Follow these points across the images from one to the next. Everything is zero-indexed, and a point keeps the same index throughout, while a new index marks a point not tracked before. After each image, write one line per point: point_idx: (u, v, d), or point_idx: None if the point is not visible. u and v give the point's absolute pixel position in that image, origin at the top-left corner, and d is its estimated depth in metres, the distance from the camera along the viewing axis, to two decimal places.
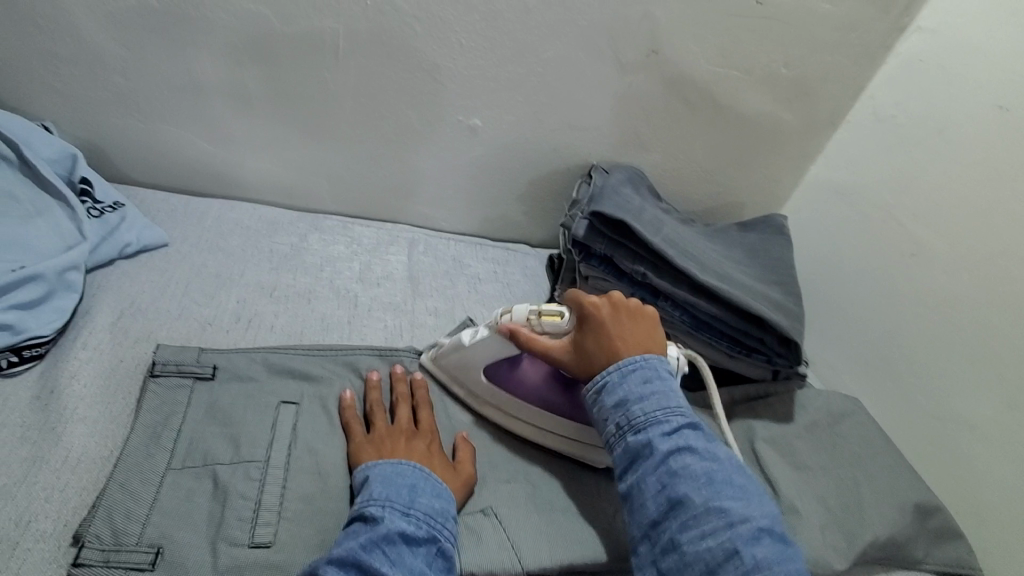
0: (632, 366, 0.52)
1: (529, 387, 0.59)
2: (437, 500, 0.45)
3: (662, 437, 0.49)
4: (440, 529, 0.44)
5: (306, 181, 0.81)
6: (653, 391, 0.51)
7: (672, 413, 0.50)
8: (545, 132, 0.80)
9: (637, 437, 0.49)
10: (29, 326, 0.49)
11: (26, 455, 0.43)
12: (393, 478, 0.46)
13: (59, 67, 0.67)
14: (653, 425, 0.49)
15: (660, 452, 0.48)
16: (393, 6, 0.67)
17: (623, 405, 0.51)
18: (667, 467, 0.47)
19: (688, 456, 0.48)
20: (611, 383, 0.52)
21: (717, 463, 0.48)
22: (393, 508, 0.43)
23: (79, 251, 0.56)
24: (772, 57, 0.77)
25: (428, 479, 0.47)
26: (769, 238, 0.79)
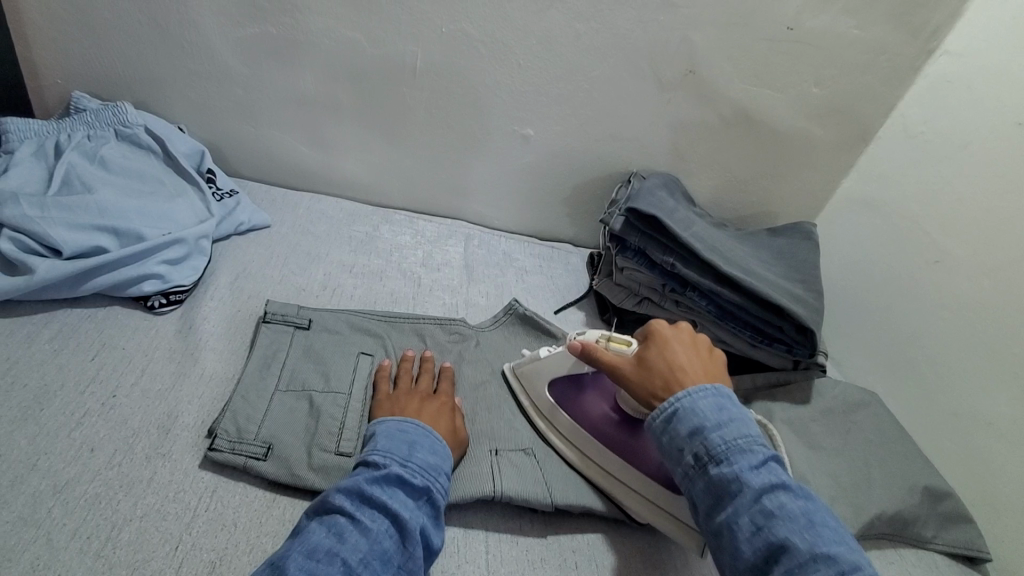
0: (704, 393, 0.51)
1: (590, 419, 0.62)
2: (432, 456, 0.50)
3: (750, 471, 0.46)
4: (434, 481, 0.48)
5: (381, 181, 0.95)
6: (732, 419, 0.49)
7: (754, 443, 0.48)
8: (590, 142, 0.90)
9: (721, 469, 0.47)
10: (174, 278, 0.63)
11: (174, 370, 0.55)
12: (397, 434, 0.51)
13: (195, 81, 0.83)
14: (739, 456, 0.47)
15: (752, 488, 0.45)
16: (464, 33, 0.79)
17: (701, 433, 0.49)
18: (762, 506, 0.44)
19: (781, 493, 0.45)
20: (685, 412, 0.50)
21: (811, 501, 0.45)
22: (394, 458, 0.48)
23: (209, 224, 0.70)
24: (802, 77, 0.84)
25: (428, 437, 0.51)
26: (796, 242, 0.85)
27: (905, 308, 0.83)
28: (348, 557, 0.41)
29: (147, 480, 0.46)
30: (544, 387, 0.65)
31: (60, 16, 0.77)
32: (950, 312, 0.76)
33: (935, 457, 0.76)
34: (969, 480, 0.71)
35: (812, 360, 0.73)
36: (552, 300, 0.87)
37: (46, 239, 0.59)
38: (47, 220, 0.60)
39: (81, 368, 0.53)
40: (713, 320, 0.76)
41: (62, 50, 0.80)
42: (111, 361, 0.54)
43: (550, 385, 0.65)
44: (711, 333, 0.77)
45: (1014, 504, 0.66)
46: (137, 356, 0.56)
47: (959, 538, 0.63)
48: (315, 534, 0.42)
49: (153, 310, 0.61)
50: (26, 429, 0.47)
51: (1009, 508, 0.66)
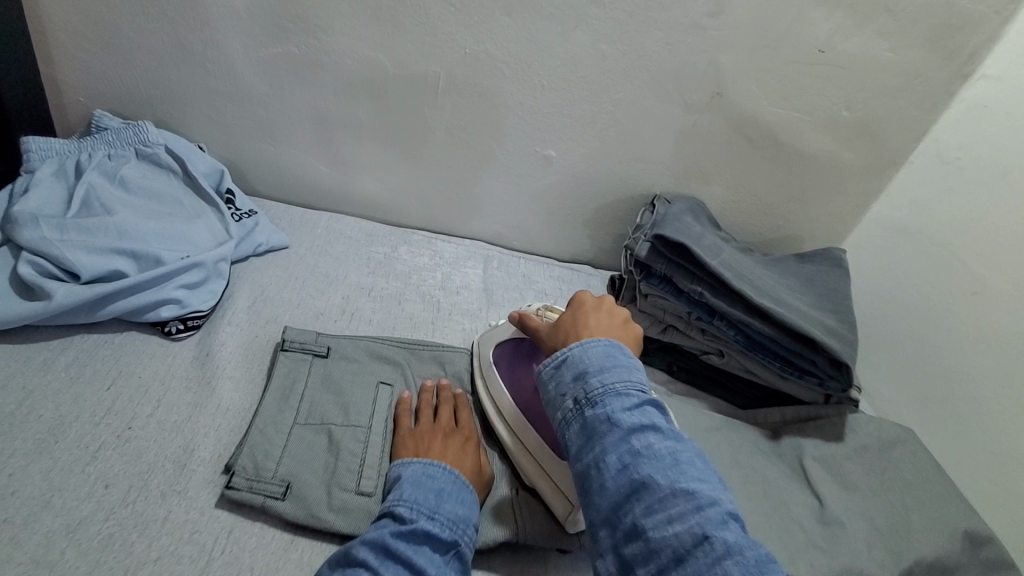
0: (593, 343, 0.52)
1: (519, 387, 0.62)
2: (460, 508, 0.48)
3: (624, 412, 0.46)
4: (462, 534, 0.46)
5: (401, 201, 0.94)
6: (615, 364, 0.50)
7: (631, 387, 0.48)
8: (613, 163, 0.89)
9: (595, 411, 0.47)
10: (192, 302, 0.62)
11: (190, 401, 0.54)
12: (424, 482, 0.48)
13: (217, 100, 0.83)
14: (614, 398, 0.47)
15: (622, 427, 0.45)
16: (487, 54, 0.79)
17: (583, 377, 0.50)
18: (631, 445, 0.44)
19: (651, 434, 0.45)
20: (572, 358, 0.51)
21: (678, 444, 0.45)
22: (421, 510, 0.46)
23: (227, 246, 0.69)
24: (833, 100, 0.82)
25: (456, 486, 0.49)
26: (826, 269, 0.82)
27: (942, 340, 0.79)
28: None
29: (161, 520, 0.45)
30: (489, 347, 0.66)
31: (85, 37, 0.78)
32: (991, 346, 0.73)
33: (974, 496, 0.73)
34: (1013, 524, 0.68)
35: (844, 394, 0.70)
36: None
37: (64, 262, 0.58)
38: (66, 243, 0.59)
39: (97, 398, 0.52)
40: (742, 351, 0.74)
41: (87, 70, 0.81)
42: (127, 390, 0.53)
43: (496, 346, 0.66)
44: (738, 363, 0.76)
45: None
46: (154, 385, 0.54)
47: None
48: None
49: (171, 336, 0.60)
50: (40, 464, 0.46)
51: None
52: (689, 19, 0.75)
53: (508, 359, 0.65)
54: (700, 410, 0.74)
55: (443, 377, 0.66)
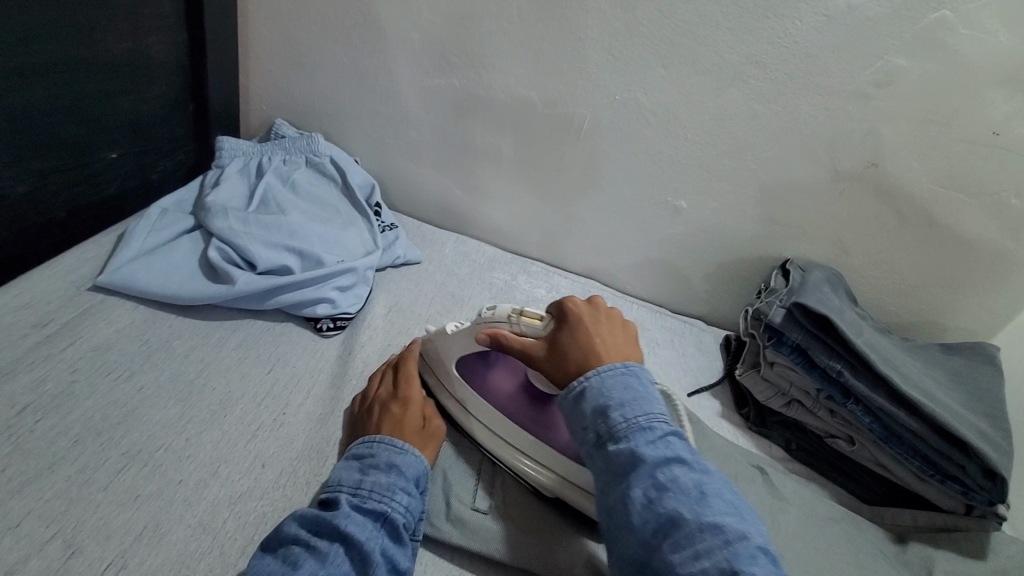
0: (610, 373, 0.50)
1: (497, 395, 0.61)
2: (386, 476, 0.46)
3: (648, 447, 0.45)
4: (389, 499, 0.45)
5: (524, 232, 0.97)
6: (637, 397, 0.48)
7: (655, 420, 0.47)
8: (745, 222, 0.87)
9: (619, 447, 0.46)
10: (342, 303, 0.67)
11: (332, 397, 0.58)
12: (352, 464, 0.48)
13: (377, 121, 0.91)
14: (637, 433, 0.46)
15: (646, 462, 0.44)
16: (635, 103, 0.81)
17: (603, 411, 0.48)
18: (655, 479, 0.43)
19: (676, 467, 0.43)
20: (589, 390, 0.49)
21: (707, 476, 0.44)
22: (345, 486, 0.45)
23: (374, 256, 0.74)
24: (1003, 185, 0.75)
25: (386, 454, 0.48)
26: (978, 366, 0.75)
27: None
28: None
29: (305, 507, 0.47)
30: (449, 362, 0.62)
31: (279, 55, 0.88)
32: None
33: None
34: None
35: (989, 509, 0.63)
36: (684, 380, 0.82)
37: (244, 252, 0.65)
38: (247, 235, 0.66)
39: (259, 382, 0.57)
40: (875, 441, 0.69)
41: (276, 85, 0.91)
42: (284, 378, 0.58)
43: (458, 358, 0.62)
44: (869, 454, 0.70)
45: None
46: (304, 376, 0.59)
47: None
48: (269, 565, 0.39)
49: (321, 332, 0.65)
50: (212, 433, 0.51)
51: None
52: (853, 87, 0.74)
53: (473, 366, 0.62)
54: (821, 497, 0.68)
55: None
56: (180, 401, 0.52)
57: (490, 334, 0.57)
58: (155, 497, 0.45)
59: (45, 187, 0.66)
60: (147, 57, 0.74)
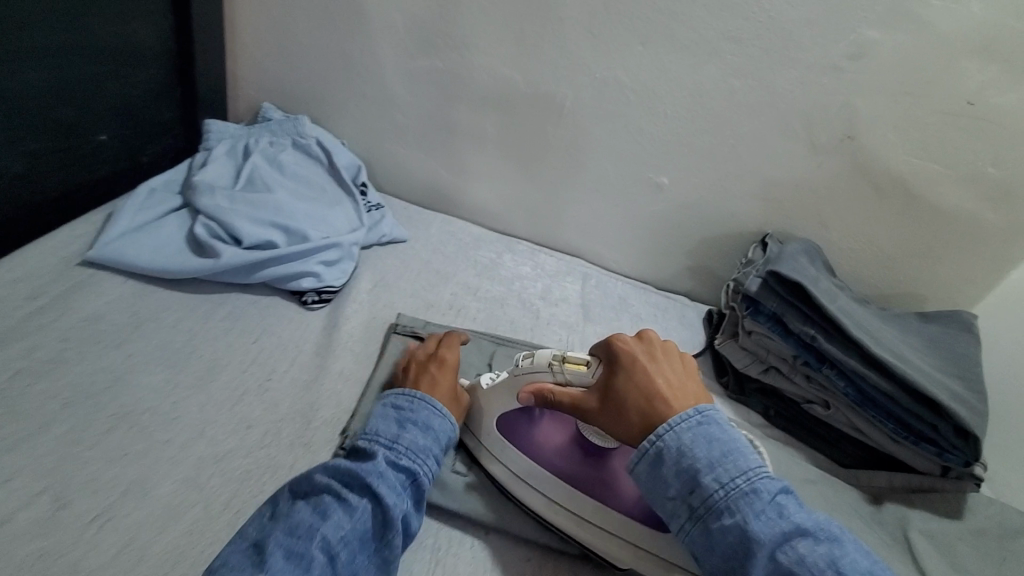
0: (688, 427, 0.47)
1: (546, 451, 0.58)
2: (422, 438, 0.49)
3: (759, 520, 0.43)
4: (421, 463, 0.48)
5: (509, 212, 0.98)
6: (727, 453, 0.46)
7: (755, 480, 0.44)
8: (725, 197, 0.88)
9: (724, 524, 0.44)
10: (327, 277, 0.68)
11: (316, 365, 0.60)
12: (389, 414, 0.51)
13: (363, 104, 0.92)
14: (742, 502, 0.44)
15: (761, 540, 0.42)
16: (616, 81, 0.82)
17: (696, 481, 0.45)
18: (779, 562, 0.41)
19: (797, 541, 0.42)
20: (673, 455, 0.47)
21: (829, 540, 0.42)
22: (381, 440, 0.48)
23: (360, 233, 0.75)
24: (978, 155, 0.77)
25: (424, 414, 0.51)
26: (953, 333, 0.76)
27: None
28: (333, 534, 0.40)
29: (289, 467, 0.49)
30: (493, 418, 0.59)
31: (265, 40, 0.89)
32: None
33: None
34: None
35: (965, 469, 0.65)
36: None
37: (230, 228, 0.66)
38: (233, 212, 0.68)
39: (245, 351, 0.59)
40: (851, 405, 0.70)
41: (262, 70, 0.92)
42: (269, 348, 0.60)
43: (501, 417, 0.59)
44: (845, 418, 0.71)
45: None
46: (289, 346, 0.61)
47: None
48: (300, 510, 0.42)
49: (307, 305, 0.66)
50: (198, 398, 0.53)
51: None
52: (828, 61, 0.75)
53: (517, 422, 0.59)
54: (797, 460, 0.70)
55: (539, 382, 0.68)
56: (168, 369, 0.54)
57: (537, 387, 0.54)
58: (144, 456, 0.47)
59: (35, 169, 0.68)
60: (135, 42, 0.76)
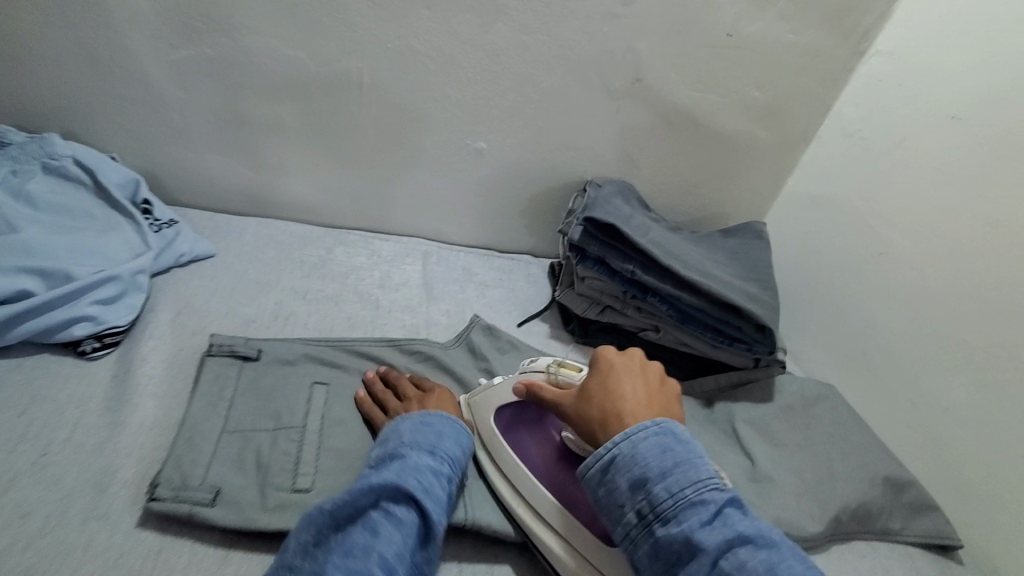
0: (644, 436, 0.46)
1: (532, 455, 0.59)
2: (454, 452, 0.51)
3: (702, 527, 0.41)
4: (452, 474, 0.49)
5: (334, 203, 0.92)
6: (677, 462, 0.44)
7: (705, 491, 0.43)
8: (543, 152, 0.90)
9: (669, 530, 0.42)
10: (108, 318, 0.59)
11: (107, 420, 0.52)
12: (423, 427, 0.52)
13: (129, 108, 0.79)
14: (688, 512, 0.42)
15: (707, 550, 0.40)
16: (410, 49, 0.78)
17: (642, 486, 0.44)
18: (720, 568, 0.39)
19: (740, 549, 0.40)
20: (622, 460, 0.46)
21: (773, 550, 0.40)
22: (420, 448, 0.49)
23: (146, 258, 0.66)
24: (744, 81, 0.86)
25: (447, 430, 0.53)
26: (751, 242, 0.86)
27: (854, 299, 0.83)
28: (387, 551, 0.40)
29: (83, 547, 0.43)
30: (490, 413, 0.62)
31: None
32: (895, 301, 0.77)
33: (893, 445, 0.77)
34: (930, 468, 0.72)
35: (770, 356, 0.74)
36: (514, 313, 0.85)
37: None
38: None
39: (6, 428, 0.49)
40: (675, 324, 0.77)
41: None
42: (40, 416, 0.51)
43: (497, 411, 0.62)
44: (674, 336, 0.78)
45: (976, 484, 0.67)
46: (68, 409, 0.52)
47: (933, 528, 0.64)
48: (349, 534, 0.40)
49: (86, 355, 0.57)
50: None
51: (971, 489, 0.67)
52: (605, 9, 0.78)
53: (513, 425, 0.62)
54: None
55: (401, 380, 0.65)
56: None
57: (523, 386, 0.59)
58: None
59: None
60: None
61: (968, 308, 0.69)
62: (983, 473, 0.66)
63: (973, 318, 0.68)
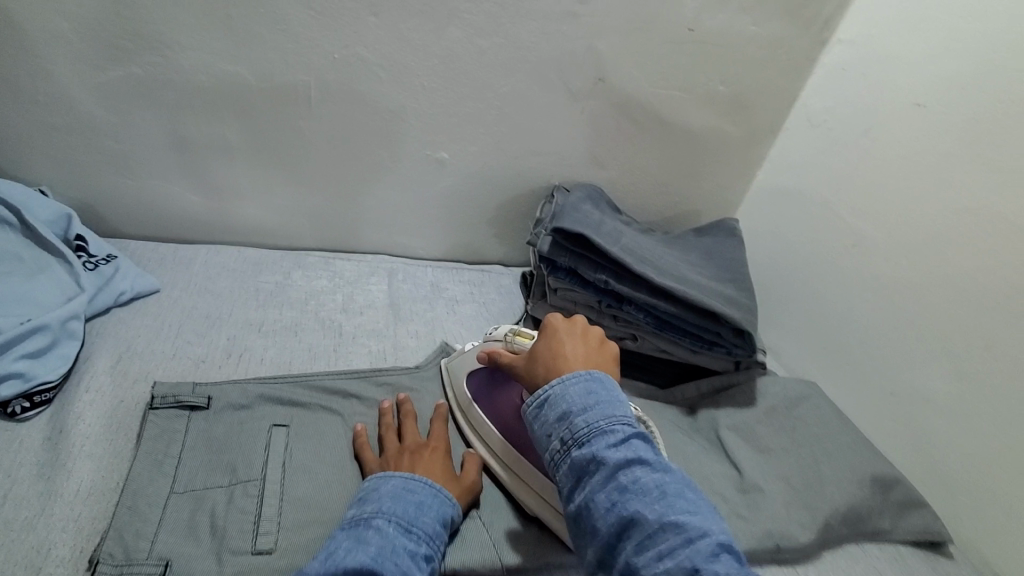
0: (575, 379, 0.48)
1: (501, 413, 0.60)
2: (438, 523, 0.47)
3: (610, 450, 0.43)
4: (435, 549, 0.45)
5: (290, 224, 0.87)
6: (599, 401, 0.46)
7: (618, 423, 0.45)
8: (507, 159, 0.87)
9: (582, 452, 0.44)
10: (38, 373, 0.54)
11: (40, 490, 0.47)
12: (404, 494, 0.48)
13: (56, 136, 0.73)
14: (598, 437, 0.44)
15: (609, 467, 0.43)
16: (359, 58, 0.74)
17: (565, 416, 0.46)
18: (618, 482, 0.42)
19: (639, 468, 0.42)
20: (554, 396, 0.47)
21: (669, 474, 0.43)
22: (398, 523, 0.45)
23: (79, 301, 0.61)
24: (707, 76, 0.84)
25: (432, 497, 0.48)
26: (724, 240, 0.84)
27: (830, 291, 0.82)
28: None
29: None
30: (464, 379, 0.64)
31: None
32: (871, 293, 0.76)
33: (877, 438, 0.76)
34: (915, 460, 0.71)
35: (751, 359, 0.73)
36: (487, 329, 0.82)
37: None
38: None
39: None
40: (653, 332, 0.75)
41: None
42: None
43: (470, 375, 0.64)
44: (652, 344, 0.76)
45: (961, 476, 0.66)
46: None
47: (923, 526, 0.63)
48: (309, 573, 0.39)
49: (16, 418, 0.52)
50: None
51: (957, 481, 0.66)
52: (562, 8, 0.74)
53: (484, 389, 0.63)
54: None
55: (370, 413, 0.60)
56: None
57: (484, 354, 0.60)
58: None
59: None
60: None
61: (944, 298, 0.68)
62: (969, 464, 0.65)
63: (950, 307, 0.67)
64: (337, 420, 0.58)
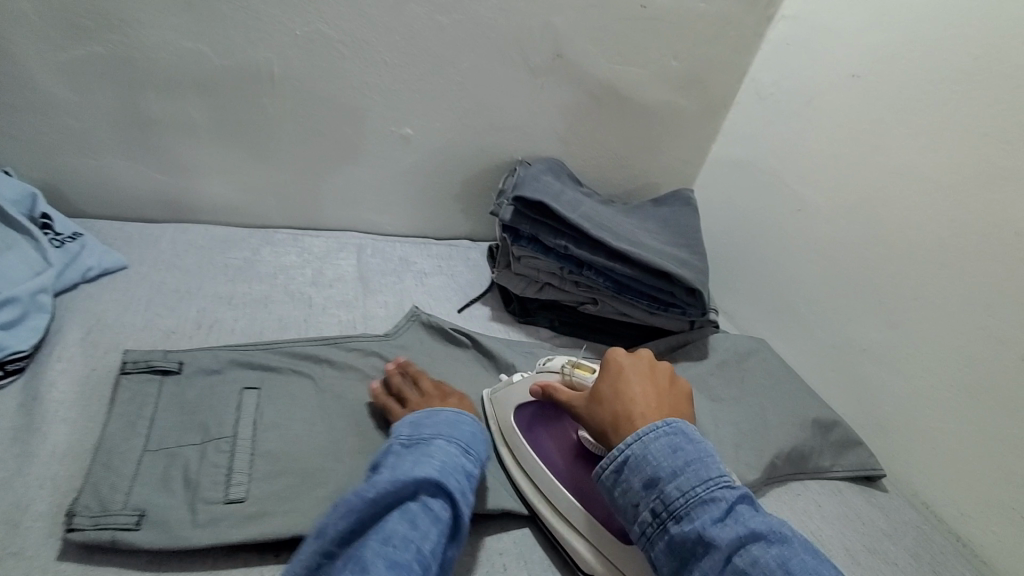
0: (655, 435, 0.46)
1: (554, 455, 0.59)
2: (480, 458, 0.51)
3: (715, 524, 0.41)
4: (476, 480, 0.50)
5: (257, 203, 0.88)
6: (689, 460, 0.44)
7: (715, 487, 0.42)
8: (471, 135, 0.89)
9: (682, 527, 0.42)
10: (9, 343, 0.55)
11: (15, 453, 0.48)
12: (454, 430, 0.52)
13: (14, 116, 0.72)
14: (699, 507, 0.42)
15: (720, 547, 0.40)
16: (321, 35, 0.75)
17: (656, 484, 0.44)
18: (734, 566, 0.39)
19: (753, 544, 0.39)
20: (636, 459, 0.45)
21: (785, 543, 0.40)
22: (453, 451, 0.49)
23: (47, 276, 0.62)
24: (661, 52, 0.87)
25: (474, 435, 0.53)
26: (680, 209, 0.88)
27: (778, 255, 0.87)
28: (422, 548, 0.40)
29: None
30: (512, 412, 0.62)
31: None
32: (815, 254, 0.81)
33: (821, 389, 0.81)
34: (855, 406, 0.76)
35: (704, 317, 0.77)
36: (455, 299, 0.84)
37: None
38: None
39: None
40: (613, 296, 0.78)
41: None
42: None
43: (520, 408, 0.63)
44: (612, 307, 0.80)
45: (894, 418, 0.72)
46: None
47: (858, 462, 0.69)
48: (391, 520, 0.41)
49: None
50: None
51: (891, 422, 0.72)
52: None
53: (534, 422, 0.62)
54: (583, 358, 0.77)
55: (340, 376, 0.63)
56: None
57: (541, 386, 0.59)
58: None
59: None
60: None
61: (878, 254, 0.73)
62: (901, 406, 0.71)
63: (884, 262, 0.72)
64: (306, 381, 0.61)
